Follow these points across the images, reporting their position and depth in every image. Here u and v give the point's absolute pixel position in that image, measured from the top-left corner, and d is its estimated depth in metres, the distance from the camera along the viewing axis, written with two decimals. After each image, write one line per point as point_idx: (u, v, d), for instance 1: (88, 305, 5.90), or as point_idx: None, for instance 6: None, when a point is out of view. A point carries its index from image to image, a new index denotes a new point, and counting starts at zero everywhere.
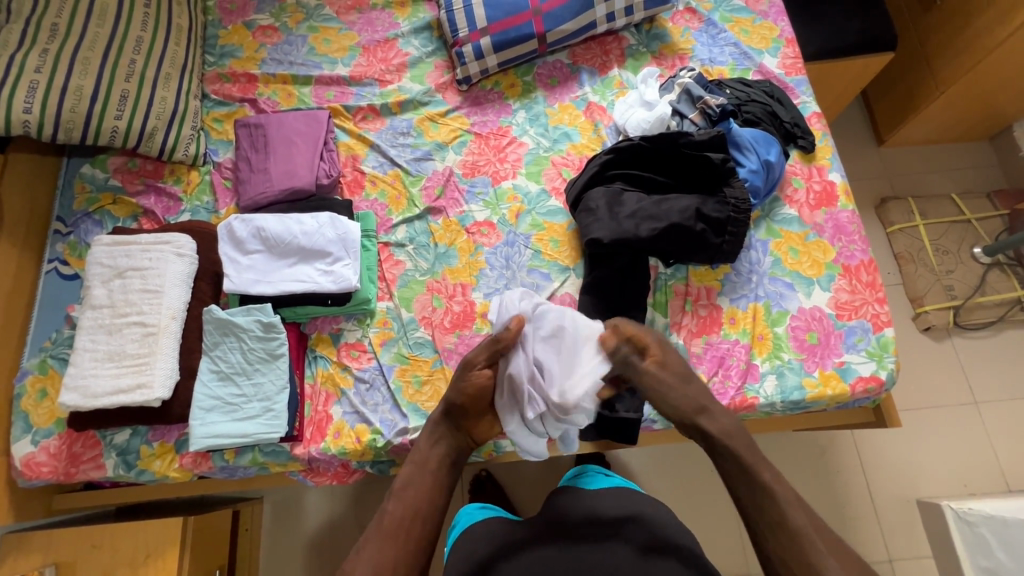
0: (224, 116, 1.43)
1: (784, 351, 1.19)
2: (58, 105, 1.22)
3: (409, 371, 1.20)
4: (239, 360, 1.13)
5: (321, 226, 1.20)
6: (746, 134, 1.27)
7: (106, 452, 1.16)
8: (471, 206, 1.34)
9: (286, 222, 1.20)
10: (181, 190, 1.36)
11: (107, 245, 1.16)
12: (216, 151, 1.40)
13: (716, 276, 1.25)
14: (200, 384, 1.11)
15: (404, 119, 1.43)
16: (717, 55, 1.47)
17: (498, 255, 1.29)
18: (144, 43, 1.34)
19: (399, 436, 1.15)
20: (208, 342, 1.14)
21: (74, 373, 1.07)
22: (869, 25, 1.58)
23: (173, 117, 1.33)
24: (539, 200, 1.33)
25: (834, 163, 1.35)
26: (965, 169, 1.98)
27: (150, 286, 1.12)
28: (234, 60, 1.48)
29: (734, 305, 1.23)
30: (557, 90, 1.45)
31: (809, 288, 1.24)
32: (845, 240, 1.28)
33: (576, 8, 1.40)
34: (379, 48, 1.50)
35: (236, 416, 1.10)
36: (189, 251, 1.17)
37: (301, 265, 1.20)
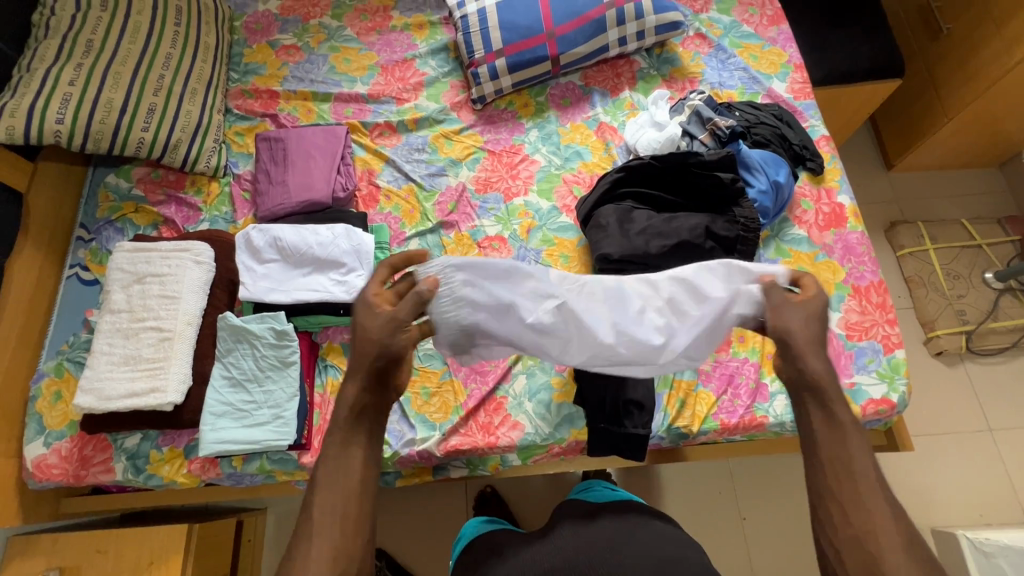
0: (245, 130, 1.48)
1: None
2: (89, 116, 1.27)
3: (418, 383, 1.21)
4: (251, 366, 1.15)
5: (336, 238, 1.23)
6: (756, 155, 1.29)
7: (116, 456, 1.16)
8: (484, 220, 1.36)
9: (302, 233, 1.23)
10: (201, 200, 1.40)
11: (128, 251, 1.19)
12: (236, 163, 1.44)
13: None
14: (212, 390, 1.13)
15: (419, 136, 1.47)
16: (726, 79, 1.50)
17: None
18: (173, 60, 1.39)
19: (406, 447, 1.16)
20: (221, 349, 1.15)
21: (90, 376, 1.09)
22: (876, 52, 1.61)
23: (197, 130, 1.37)
24: (550, 216, 1.35)
25: (843, 185, 1.36)
26: (976, 194, 1.98)
27: (168, 292, 1.15)
28: (257, 77, 1.54)
29: None
30: (569, 110, 1.48)
31: None
32: (855, 261, 1.28)
33: (589, 32, 1.44)
34: (397, 68, 1.55)
35: (246, 422, 1.11)
36: (207, 259, 1.19)
37: (316, 275, 1.22)
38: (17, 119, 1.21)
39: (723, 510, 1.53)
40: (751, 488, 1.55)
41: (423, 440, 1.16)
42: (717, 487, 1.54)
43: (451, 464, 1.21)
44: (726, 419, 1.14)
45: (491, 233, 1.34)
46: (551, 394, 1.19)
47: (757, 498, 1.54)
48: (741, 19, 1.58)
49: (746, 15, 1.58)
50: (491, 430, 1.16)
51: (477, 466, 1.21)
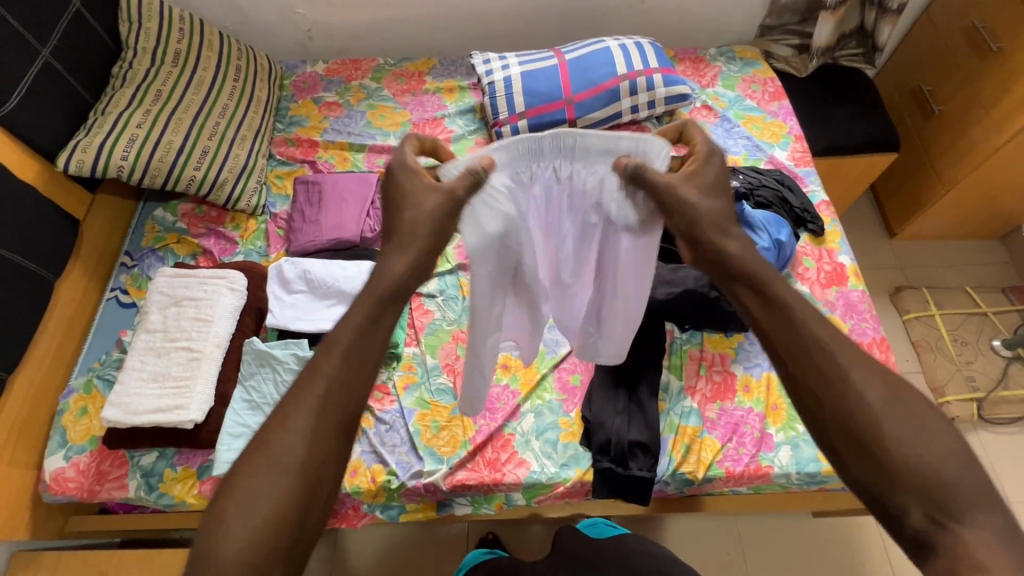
0: (285, 173, 1.61)
1: (798, 422, 1.20)
2: (150, 155, 1.40)
3: (428, 416, 1.25)
4: (271, 390, 1.19)
5: (361, 273, 1.32)
6: (758, 216, 1.36)
7: (131, 472, 1.19)
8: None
9: (329, 268, 1.32)
10: (238, 235, 1.51)
11: (168, 276, 1.27)
12: (274, 203, 1.56)
13: (730, 344, 1.30)
14: (232, 411, 1.17)
15: None
16: (731, 146, 1.62)
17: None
18: (229, 110, 1.55)
19: (413, 479, 1.18)
20: (245, 372, 1.21)
21: (120, 391, 1.14)
22: (871, 127, 1.74)
23: (243, 171, 1.51)
24: None
25: (843, 247, 1.43)
26: (980, 265, 2.03)
27: (202, 315, 1.22)
28: (300, 128, 1.69)
29: (748, 373, 1.26)
30: None
31: None
32: (857, 318, 1.33)
33: (604, 100, 1.58)
34: (427, 125, 1.70)
35: None
36: (240, 287, 1.27)
37: (340, 307, 1.30)
38: (87, 154, 1.35)
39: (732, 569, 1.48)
40: (759, 549, 1.50)
41: (430, 473, 1.18)
42: (725, 545, 1.51)
43: (456, 501, 1.22)
44: (732, 467, 1.15)
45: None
46: (558, 434, 1.21)
47: (766, 560, 1.49)
48: (745, 94, 1.72)
49: (749, 91, 1.72)
50: (498, 466, 1.18)
51: (482, 504, 1.22)
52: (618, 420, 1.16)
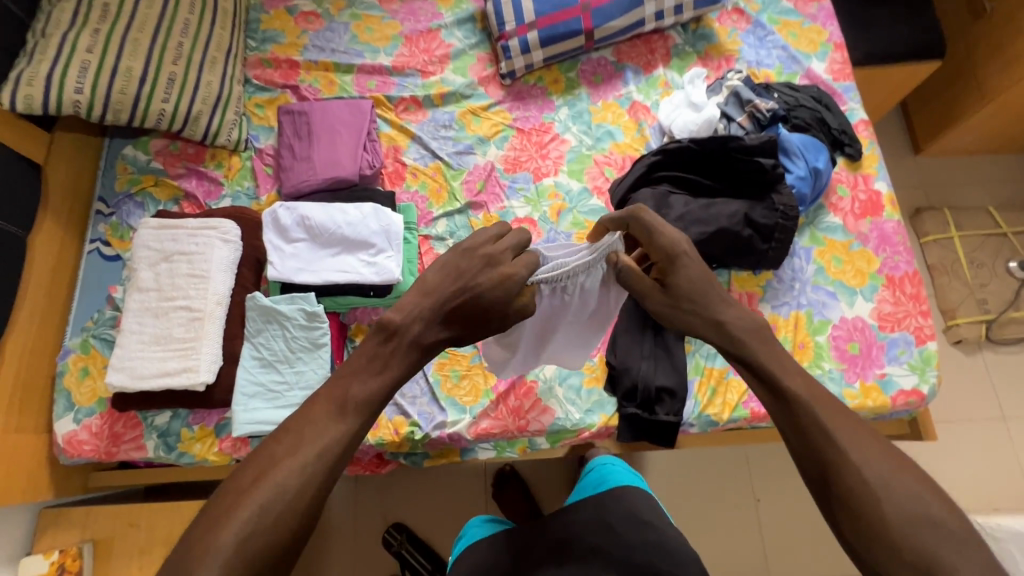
0: (265, 102, 1.43)
1: (825, 360, 1.18)
2: (108, 86, 1.22)
3: (447, 365, 1.21)
4: (282, 347, 1.13)
5: (365, 217, 1.21)
6: (795, 140, 1.25)
7: (147, 433, 1.17)
8: (511, 200, 1.34)
9: (330, 213, 1.21)
10: (222, 175, 1.37)
11: (153, 228, 1.15)
12: (257, 137, 1.40)
13: (759, 281, 1.24)
14: (244, 370, 1.12)
15: (446, 111, 1.43)
16: (764, 57, 1.45)
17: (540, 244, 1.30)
18: (192, 26, 1.33)
19: (437, 429, 1.17)
20: (251, 328, 1.15)
21: (121, 355, 1.07)
22: (918, 31, 1.56)
23: (218, 102, 1.32)
24: (582, 197, 1.34)
25: (880, 172, 1.34)
26: (1002, 182, 1.96)
27: (197, 271, 1.13)
28: (276, 45, 1.48)
29: (775, 312, 1.22)
30: (601, 88, 1.44)
31: (852, 298, 1.23)
32: (890, 250, 1.27)
33: (625, 5, 1.38)
34: (422, 38, 1.49)
35: (279, 403, 1.11)
36: (234, 237, 1.17)
37: (344, 255, 1.20)
38: (35, 88, 1.17)
39: (742, 491, 1.55)
40: (766, 470, 1.57)
41: (453, 423, 1.17)
42: (736, 471, 1.57)
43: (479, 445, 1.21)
44: (757, 408, 1.15)
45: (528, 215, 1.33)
46: (581, 379, 1.19)
47: (774, 481, 1.56)
48: None
49: None
50: (522, 414, 1.17)
51: (505, 448, 1.21)
52: (645, 365, 1.13)
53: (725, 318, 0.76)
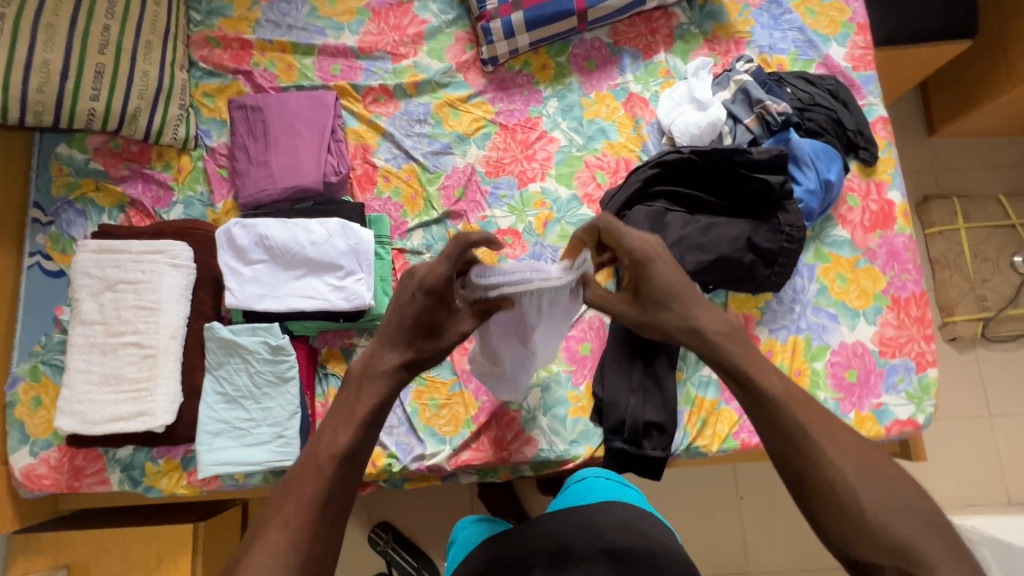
0: (215, 90, 1.26)
1: (821, 389, 1.13)
2: (24, 83, 1.07)
3: (426, 394, 1.15)
4: (246, 382, 1.06)
5: (331, 236, 1.10)
6: (807, 147, 1.13)
7: (109, 467, 1.11)
8: (494, 208, 1.22)
9: (292, 231, 1.09)
10: (171, 177, 1.23)
11: (93, 252, 1.04)
12: (208, 132, 1.25)
13: (757, 303, 1.17)
14: (207, 406, 1.05)
15: (420, 103, 1.27)
16: (778, 41, 1.29)
17: (525, 260, 1.20)
18: (118, 5, 1.16)
19: (415, 461, 1.12)
20: (212, 361, 1.06)
21: (69, 398, 0.99)
22: (949, 7, 1.39)
23: (158, 95, 1.17)
24: (570, 206, 1.22)
25: (895, 178, 1.23)
26: (1017, 165, 1.85)
27: (145, 302, 1.02)
28: (223, 20, 1.29)
29: (772, 336, 1.16)
30: (595, 76, 1.28)
31: (854, 321, 1.16)
32: (898, 268, 1.19)
33: None
34: (391, 13, 1.30)
35: (245, 441, 1.05)
36: (185, 261, 1.06)
37: (310, 278, 1.10)
38: None
39: None
40: None
41: (433, 455, 1.12)
42: None
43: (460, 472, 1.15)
44: (748, 439, 1.11)
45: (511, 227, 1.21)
46: (566, 409, 1.13)
47: None
48: None
49: None
50: (504, 445, 1.12)
51: (488, 472, 1.15)
52: (633, 399, 1.07)
53: (702, 326, 0.68)
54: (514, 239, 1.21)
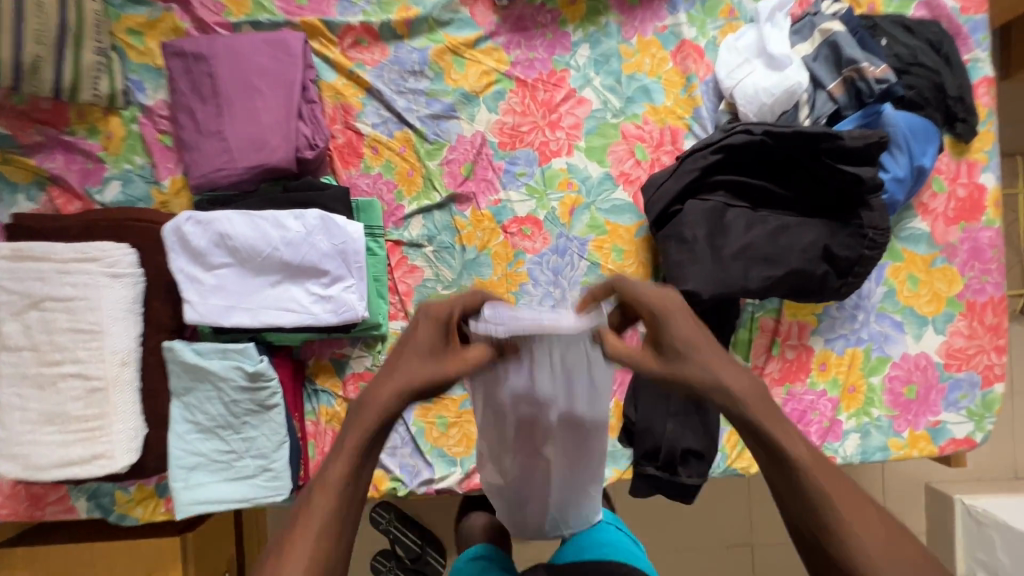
0: (143, 26, 0.96)
1: (875, 406, 1.01)
2: None
3: (432, 412, 1.00)
4: (222, 412, 0.90)
5: (311, 234, 0.89)
6: (903, 123, 0.90)
7: (74, 494, 0.98)
8: (509, 189, 1.00)
9: (261, 228, 0.88)
10: (100, 146, 0.96)
11: (7, 259, 0.82)
12: (140, 84, 0.96)
13: (814, 309, 1.01)
14: (177, 438, 0.90)
15: (414, 48, 0.99)
16: None
17: (546, 256, 1.00)
18: None
19: (423, 485, 1.00)
20: (177, 386, 0.89)
21: (5, 439, 0.83)
22: None
23: (63, 37, 0.88)
24: (603, 188, 1.00)
25: (992, 158, 1.02)
26: None
27: (82, 325, 0.82)
28: None
29: (828, 347, 1.01)
30: (638, 14, 1.00)
31: (921, 330, 1.02)
32: (978, 269, 1.02)
33: None
34: None
35: (226, 475, 0.91)
36: (128, 270, 0.85)
37: (287, 285, 0.90)
38: None
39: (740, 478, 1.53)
40: None
41: (443, 478, 1.00)
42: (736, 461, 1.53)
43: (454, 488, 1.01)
44: None
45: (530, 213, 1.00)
46: None
47: None
48: None
49: None
50: None
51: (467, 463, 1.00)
52: (671, 424, 0.94)
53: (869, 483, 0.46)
54: (534, 229, 1.00)
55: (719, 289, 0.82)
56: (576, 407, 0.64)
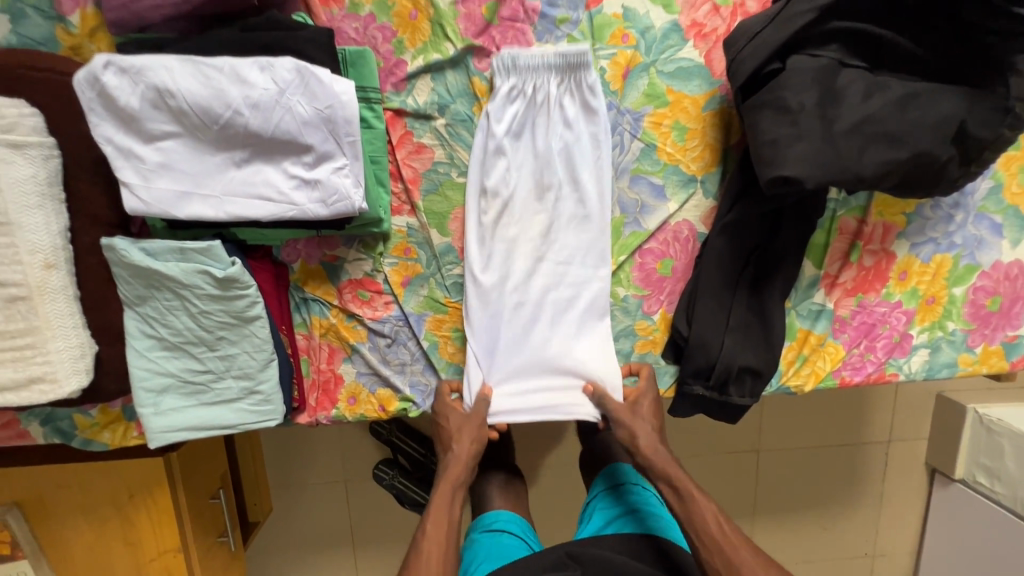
0: None
1: (951, 319, 0.89)
2: None
3: (446, 324, 0.84)
4: (190, 326, 0.72)
5: (285, 92, 0.65)
6: None
7: (25, 418, 0.83)
8: (545, 75, 0.77)
9: (214, 83, 0.64)
10: None
11: None
12: None
13: (905, 208, 0.85)
14: (138, 356, 0.73)
15: None
16: None
17: (582, 167, 0.79)
18: None
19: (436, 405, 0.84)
20: (129, 295, 0.71)
21: None
22: None
23: None
24: (668, 44, 0.77)
25: None
26: None
27: None
28: None
29: (913, 254, 0.86)
30: None
31: (1020, 234, 0.87)
32: None
33: None
34: None
35: (204, 399, 0.76)
36: (42, 146, 0.64)
37: (258, 165, 0.68)
38: None
39: None
40: None
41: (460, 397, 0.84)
42: None
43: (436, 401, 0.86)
44: (850, 377, 0.88)
45: (566, 108, 0.78)
46: (632, 343, 0.85)
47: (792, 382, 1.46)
48: None
49: None
50: None
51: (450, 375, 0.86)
52: (729, 340, 0.81)
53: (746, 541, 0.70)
54: (571, 131, 0.79)
55: (825, 175, 0.63)
56: (583, 201, 0.80)
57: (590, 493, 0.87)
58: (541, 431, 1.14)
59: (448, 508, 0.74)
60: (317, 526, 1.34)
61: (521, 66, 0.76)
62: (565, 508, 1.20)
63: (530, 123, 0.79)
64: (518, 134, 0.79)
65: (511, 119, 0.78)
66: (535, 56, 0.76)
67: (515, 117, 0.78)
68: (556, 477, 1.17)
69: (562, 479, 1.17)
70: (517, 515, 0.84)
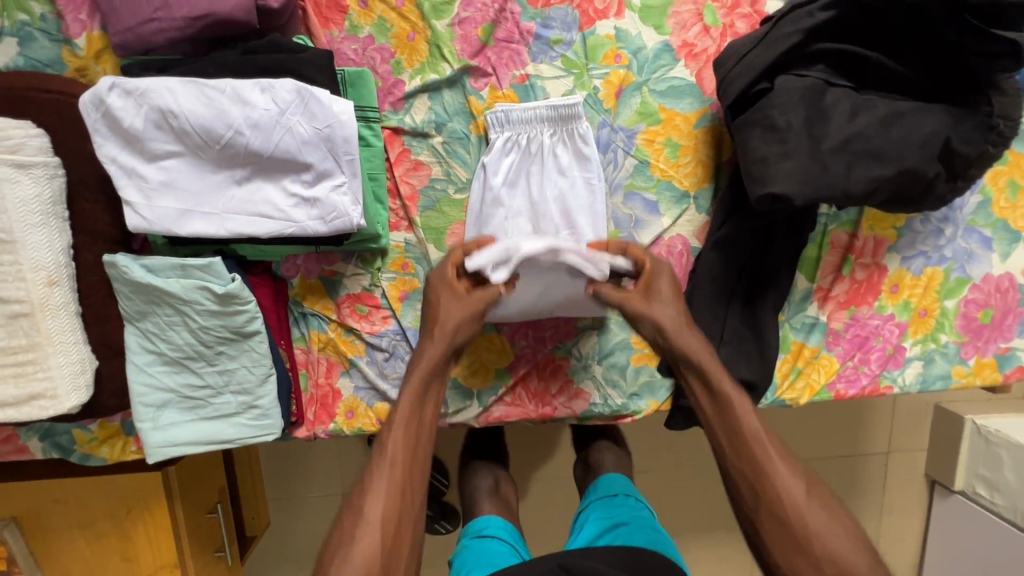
0: None
1: (944, 332, 0.89)
2: None
3: None
4: (189, 342, 0.73)
5: (285, 113, 0.67)
6: None
7: (25, 433, 0.83)
8: (538, 127, 0.78)
9: (216, 104, 0.66)
10: None
11: None
12: None
13: (895, 222, 0.86)
14: (137, 371, 0.74)
15: None
16: None
17: (579, 212, 0.80)
18: None
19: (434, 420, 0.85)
20: (130, 311, 0.72)
21: None
22: None
23: None
24: (659, 63, 0.79)
25: None
26: None
27: None
28: None
29: (904, 267, 0.87)
30: None
31: (1010, 247, 0.88)
32: None
33: None
34: None
35: (203, 414, 0.76)
36: (46, 166, 0.66)
37: (258, 183, 0.70)
38: None
39: None
40: None
41: (457, 411, 0.84)
42: None
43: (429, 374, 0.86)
44: (844, 391, 0.88)
45: (560, 157, 0.79)
46: (627, 357, 0.85)
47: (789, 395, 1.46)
48: None
49: None
50: (546, 400, 0.85)
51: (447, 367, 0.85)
52: (724, 353, 0.82)
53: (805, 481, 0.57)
54: (566, 178, 0.80)
55: (813, 192, 0.65)
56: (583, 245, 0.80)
57: (583, 502, 0.87)
58: (538, 442, 1.14)
59: (419, 392, 0.61)
60: (314, 540, 1.34)
61: (514, 120, 0.78)
62: (561, 518, 1.20)
63: (525, 172, 0.80)
64: (513, 183, 0.80)
65: (507, 169, 0.79)
66: (526, 109, 0.77)
67: (510, 167, 0.79)
68: (554, 489, 1.17)
69: (559, 491, 1.17)
70: (508, 523, 0.84)
